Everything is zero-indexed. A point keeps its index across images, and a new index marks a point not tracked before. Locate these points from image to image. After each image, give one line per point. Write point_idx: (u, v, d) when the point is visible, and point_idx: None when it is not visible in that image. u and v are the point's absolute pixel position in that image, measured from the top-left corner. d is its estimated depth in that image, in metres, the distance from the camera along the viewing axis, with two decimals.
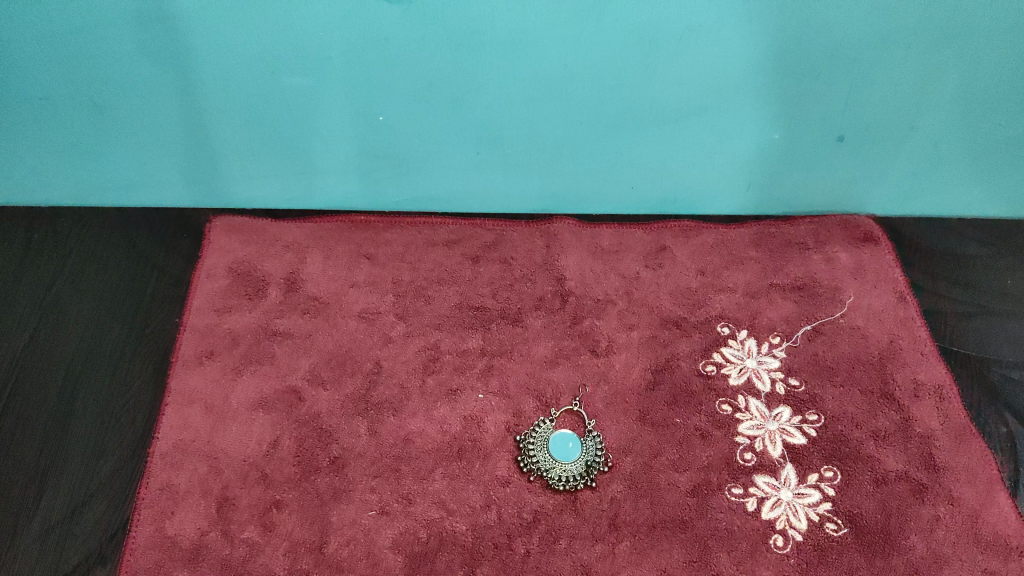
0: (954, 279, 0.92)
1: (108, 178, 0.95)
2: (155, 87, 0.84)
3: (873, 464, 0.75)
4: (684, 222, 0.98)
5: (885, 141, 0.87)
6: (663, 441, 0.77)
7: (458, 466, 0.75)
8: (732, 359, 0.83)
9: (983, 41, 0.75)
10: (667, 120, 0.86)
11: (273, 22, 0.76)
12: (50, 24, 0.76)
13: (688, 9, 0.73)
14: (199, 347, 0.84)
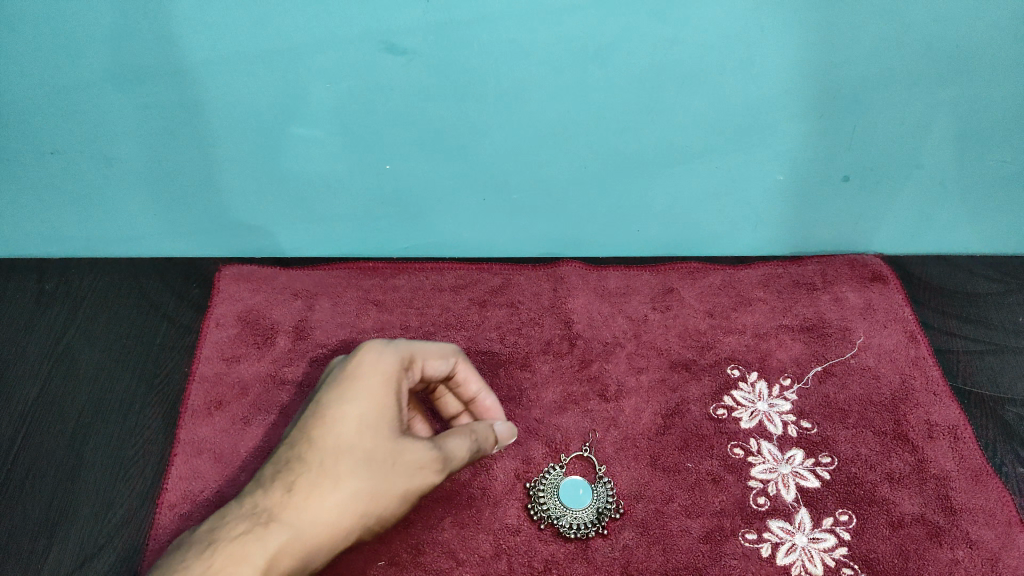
0: (964, 317, 0.91)
1: (118, 229, 0.97)
2: (163, 140, 0.85)
3: (888, 507, 0.73)
4: (693, 264, 0.98)
5: (888, 180, 0.88)
6: (675, 487, 0.75)
7: (468, 515, 0.74)
8: (743, 403, 0.82)
9: (981, 77, 0.77)
10: (672, 162, 0.87)
11: (282, 77, 0.78)
12: (61, 79, 0.78)
13: (690, 52, 0.75)
14: (208, 397, 0.85)
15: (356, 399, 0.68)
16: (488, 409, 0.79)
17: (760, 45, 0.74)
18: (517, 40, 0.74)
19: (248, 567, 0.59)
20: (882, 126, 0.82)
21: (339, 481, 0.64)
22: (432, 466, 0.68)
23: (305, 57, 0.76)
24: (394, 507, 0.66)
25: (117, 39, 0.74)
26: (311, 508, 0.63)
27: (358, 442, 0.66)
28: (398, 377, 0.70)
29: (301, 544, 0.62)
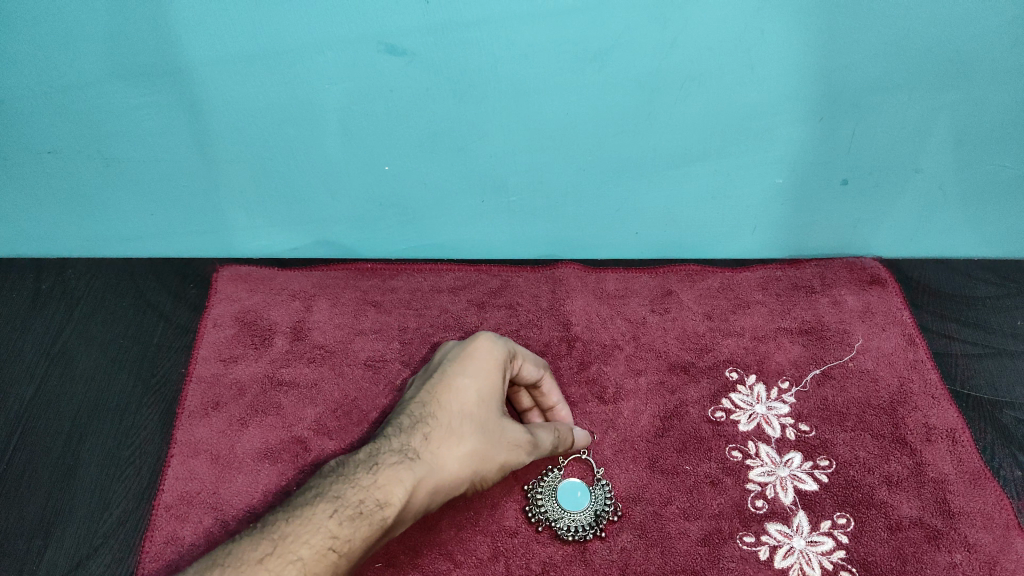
0: (963, 320, 0.91)
1: (116, 230, 0.96)
2: (162, 141, 0.85)
3: (886, 510, 0.72)
4: (691, 266, 0.98)
5: (887, 184, 0.88)
6: (673, 490, 0.75)
7: (465, 517, 0.74)
8: (741, 406, 0.82)
9: (980, 81, 0.77)
10: (671, 165, 0.87)
11: (282, 79, 0.78)
12: (60, 79, 0.78)
13: (688, 56, 0.75)
14: (205, 398, 0.84)
15: (475, 384, 0.71)
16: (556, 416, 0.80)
17: (759, 49, 0.74)
18: (517, 42, 0.74)
19: (391, 509, 0.63)
20: (880, 130, 0.82)
21: (463, 441, 0.68)
22: (527, 450, 0.72)
23: (304, 58, 0.76)
24: (497, 474, 0.71)
25: (115, 39, 0.74)
26: (439, 463, 0.67)
27: (477, 415, 0.70)
28: (507, 371, 0.73)
29: (435, 487, 0.67)
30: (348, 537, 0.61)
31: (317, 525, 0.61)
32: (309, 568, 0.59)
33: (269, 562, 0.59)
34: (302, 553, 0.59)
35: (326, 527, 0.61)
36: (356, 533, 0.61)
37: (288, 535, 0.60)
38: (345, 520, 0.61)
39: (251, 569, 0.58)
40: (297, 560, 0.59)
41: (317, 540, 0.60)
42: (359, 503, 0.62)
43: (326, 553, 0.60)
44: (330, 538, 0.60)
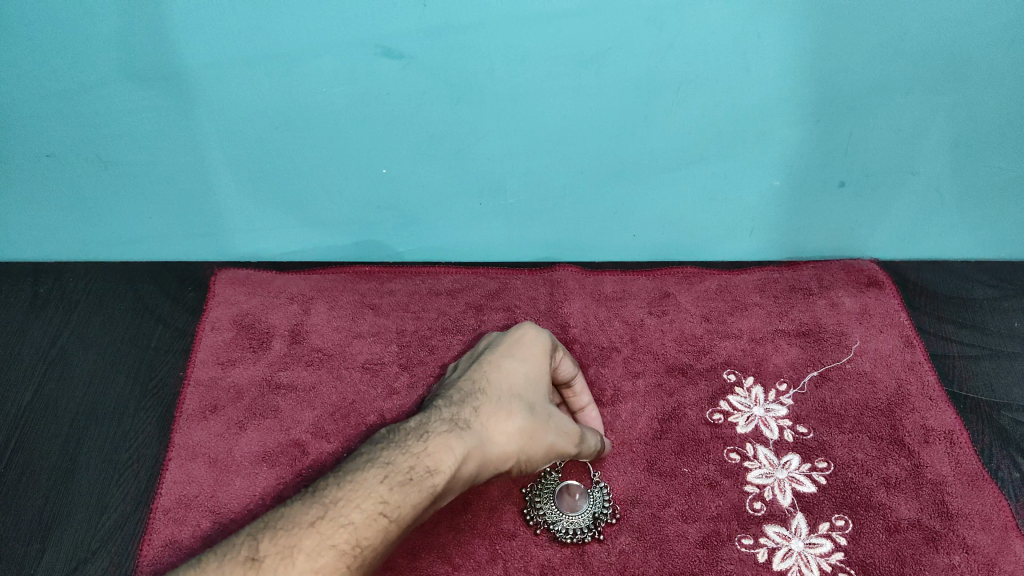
0: (960, 322, 0.91)
1: (114, 233, 0.96)
2: (160, 144, 0.85)
3: (884, 512, 0.72)
4: (688, 268, 0.98)
5: (884, 186, 0.88)
6: (672, 492, 0.75)
7: (464, 519, 0.74)
8: (739, 408, 0.82)
9: (976, 83, 0.77)
10: (669, 167, 0.87)
11: (280, 82, 0.78)
12: (58, 82, 0.79)
13: (686, 59, 0.75)
14: (203, 401, 0.84)
15: (521, 367, 0.71)
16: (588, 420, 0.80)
17: (757, 52, 0.74)
18: (515, 46, 0.74)
19: (441, 476, 0.62)
20: (878, 132, 0.82)
21: (509, 417, 0.67)
22: (571, 435, 0.71)
23: (303, 61, 0.76)
24: (544, 456, 0.69)
25: (114, 43, 0.74)
26: (486, 439, 0.66)
27: (521, 395, 0.69)
28: (549, 359, 0.73)
29: (481, 462, 0.65)
30: (398, 501, 0.60)
31: (368, 488, 0.61)
32: (360, 532, 0.59)
33: (319, 526, 0.59)
34: (352, 516, 0.59)
35: (377, 492, 0.60)
36: (407, 499, 0.60)
37: (339, 499, 0.60)
38: (395, 484, 0.61)
39: (302, 533, 0.58)
40: (348, 522, 0.59)
41: (368, 504, 0.60)
42: (409, 469, 0.62)
43: (375, 517, 0.59)
44: (381, 502, 0.60)
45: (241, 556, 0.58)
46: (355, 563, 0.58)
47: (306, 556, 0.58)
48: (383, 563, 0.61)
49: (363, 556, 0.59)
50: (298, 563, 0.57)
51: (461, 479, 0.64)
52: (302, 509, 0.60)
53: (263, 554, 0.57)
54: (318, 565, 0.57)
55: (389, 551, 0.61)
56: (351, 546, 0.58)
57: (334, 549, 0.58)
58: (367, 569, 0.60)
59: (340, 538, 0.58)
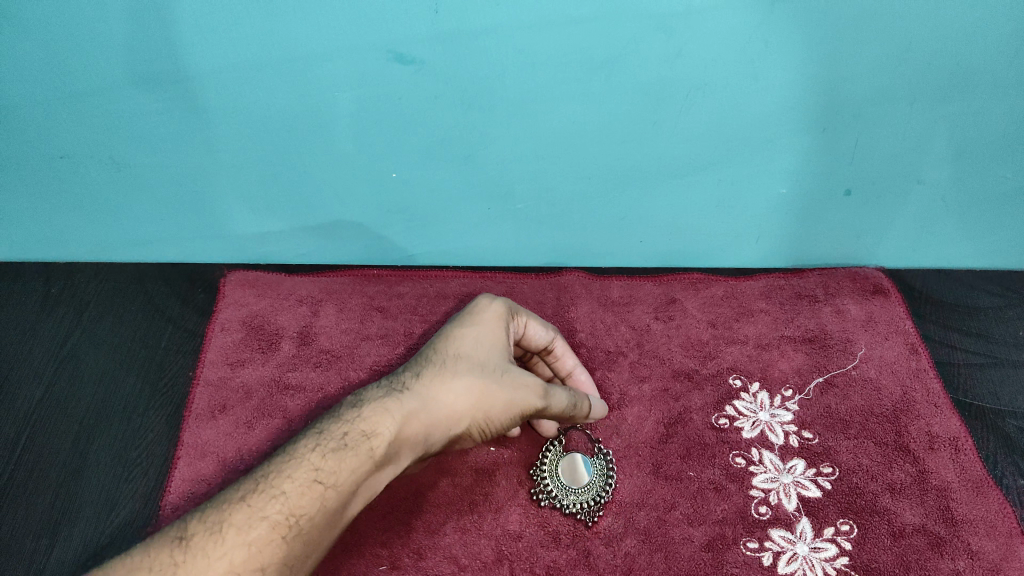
0: (965, 329, 0.91)
1: (125, 235, 0.97)
2: (171, 146, 0.86)
3: (889, 517, 0.73)
4: (695, 274, 0.99)
5: (890, 194, 0.89)
6: (677, 495, 0.75)
7: (470, 520, 0.74)
8: (745, 413, 0.82)
9: (982, 94, 0.78)
10: (676, 174, 0.88)
11: (292, 86, 0.79)
12: (73, 85, 0.80)
13: (694, 67, 0.76)
14: (212, 401, 0.85)
15: (474, 330, 0.73)
16: (581, 385, 0.83)
17: (763, 61, 0.75)
18: (524, 52, 0.75)
19: (380, 440, 0.64)
20: (884, 141, 0.83)
21: (455, 378, 0.69)
22: (535, 389, 0.71)
23: (314, 66, 0.77)
24: (503, 413, 0.69)
25: (129, 46, 0.76)
26: (433, 399, 0.67)
27: (472, 355, 0.71)
28: (507, 322, 0.75)
29: (430, 421, 0.67)
30: (334, 467, 0.62)
31: (301, 460, 0.63)
32: (292, 502, 0.61)
33: (251, 500, 0.61)
34: (285, 487, 0.61)
35: (310, 462, 0.63)
36: (342, 463, 0.62)
37: (272, 473, 0.62)
38: (331, 451, 0.63)
39: (235, 507, 0.60)
40: (282, 494, 0.61)
41: (301, 475, 0.62)
42: (343, 436, 0.64)
43: (310, 484, 0.61)
44: (315, 471, 0.62)
45: (171, 537, 0.60)
46: (292, 533, 0.60)
47: (237, 530, 0.59)
48: (332, 535, 0.63)
49: (299, 525, 0.60)
50: (229, 537, 0.59)
51: (407, 440, 0.66)
52: (237, 488, 0.62)
53: (193, 532, 0.59)
54: (251, 536, 0.59)
55: (335, 520, 0.62)
56: (284, 516, 0.60)
57: (267, 521, 0.60)
58: (310, 539, 0.61)
59: (273, 510, 0.60)
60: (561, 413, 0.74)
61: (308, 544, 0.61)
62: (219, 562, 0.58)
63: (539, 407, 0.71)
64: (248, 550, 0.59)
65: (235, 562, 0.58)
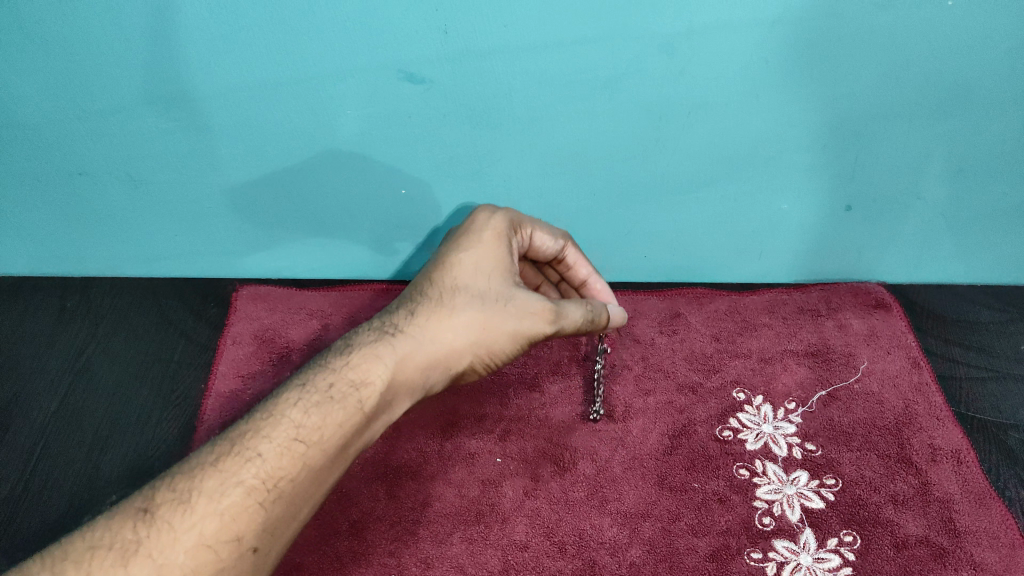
0: (965, 344, 0.92)
1: (138, 249, 0.99)
2: (182, 162, 0.88)
3: (892, 528, 0.73)
4: (699, 289, 1.00)
5: (891, 212, 0.90)
6: (682, 506, 0.76)
7: (477, 530, 0.74)
8: (748, 425, 0.83)
9: (981, 112, 0.80)
10: (681, 192, 0.89)
11: (305, 105, 0.81)
12: (92, 101, 0.83)
13: (698, 86, 0.78)
14: (223, 413, 0.86)
15: (472, 257, 0.72)
16: (597, 292, 0.82)
17: (764, 80, 0.78)
18: (532, 72, 0.77)
19: (371, 389, 0.64)
20: (884, 158, 0.85)
21: (454, 314, 0.69)
22: (540, 316, 0.71)
23: (327, 85, 0.79)
24: (506, 344, 0.71)
25: (146, 66, 0.79)
26: (431, 337, 0.68)
27: (472, 286, 0.71)
28: (510, 240, 0.74)
29: (429, 359, 0.68)
30: (318, 422, 0.61)
31: (280, 418, 0.61)
32: (270, 465, 0.59)
33: (223, 464, 0.58)
34: (261, 449, 0.59)
35: (291, 420, 0.61)
36: (328, 417, 0.62)
37: (247, 433, 0.60)
38: (314, 405, 0.62)
39: (206, 471, 0.58)
40: (258, 457, 0.59)
41: (280, 437, 0.60)
42: (329, 388, 0.63)
43: (290, 444, 0.60)
44: (296, 429, 0.61)
45: (133, 509, 0.56)
46: (270, 497, 0.58)
47: (207, 499, 0.57)
48: (317, 493, 0.62)
49: (278, 488, 0.59)
50: (199, 507, 0.56)
51: (406, 381, 0.67)
52: (207, 451, 0.59)
53: (159, 503, 0.56)
54: (223, 505, 0.57)
55: (320, 480, 0.62)
56: (261, 480, 0.58)
57: (242, 488, 0.58)
58: (290, 500, 0.60)
59: (247, 474, 0.58)
60: (571, 334, 0.75)
61: (287, 507, 0.60)
62: (189, 534, 0.55)
63: (548, 331, 0.72)
64: (221, 521, 0.56)
65: (206, 534, 0.56)
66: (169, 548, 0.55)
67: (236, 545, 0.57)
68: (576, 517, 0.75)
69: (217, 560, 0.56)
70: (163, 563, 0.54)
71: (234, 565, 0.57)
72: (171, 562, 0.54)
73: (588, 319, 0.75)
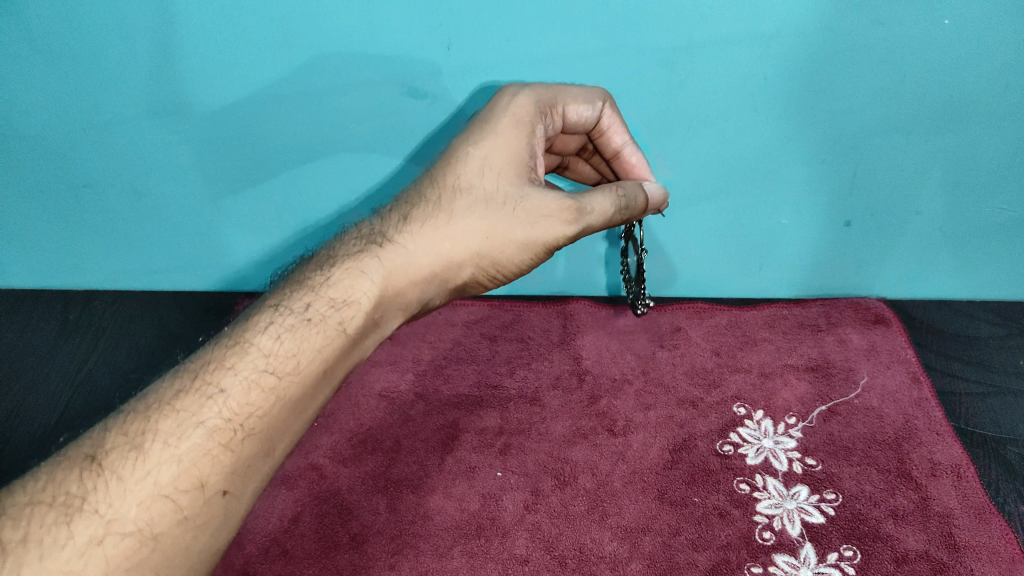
0: (966, 359, 0.92)
1: (140, 263, 1.00)
2: (180, 174, 0.89)
3: (892, 543, 0.71)
4: (699, 304, 1.01)
5: (889, 227, 0.91)
6: (683, 521, 0.74)
7: (477, 544, 0.73)
8: (748, 440, 0.83)
9: (979, 125, 0.81)
10: (681, 205, 0.90)
11: (308, 120, 0.84)
12: (96, 112, 0.85)
13: (699, 99, 0.81)
14: None
15: (482, 153, 0.64)
16: (633, 166, 0.74)
17: (762, 93, 0.80)
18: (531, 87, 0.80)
19: (356, 308, 0.57)
20: (882, 172, 0.86)
21: (458, 219, 0.62)
22: (557, 217, 0.63)
23: (331, 98, 0.82)
24: (514, 251, 0.63)
25: (149, 76, 0.82)
26: (428, 248, 0.62)
27: (478, 187, 0.63)
28: (533, 125, 0.66)
29: (428, 271, 0.62)
30: (294, 347, 0.53)
31: (247, 346, 0.52)
32: (236, 402, 0.50)
33: (181, 402, 0.49)
34: (224, 385, 0.50)
35: (260, 348, 0.52)
36: (305, 341, 0.54)
37: (206, 367, 0.51)
38: (289, 329, 0.54)
39: (159, 413, 0.48)
40: (221, 393, 0.50)
41: (246, 368, 0.51)
42: (306, 308, 0.55)
43: (259, 376, 0.51)
44: (265, 359, 0.52)
45: (79, 454, 0.46)
46: (238, 438, 0.49)
47: (163, 444, 0.47)
48: (302, 424, 0.54)
49: (247, 428, 0.50)
50: (152, 454, 0.46)
51: (398, 296, 0.61)
52: (158, 387, 0.50)
53: (107, 449, 0.46)
54: (182, 450, 0.47)
55: (302, 409, 0.54)
56: (227, 419, 0.49)
57: (205, 429, 0.48)
58: (266, 436, 0.51)
59: (209, 415, 0.49)
60: (594, 233, 0.67)
61: (263, 445, 0.51)
62: (143, 483, 0.45)
63: (569, 232, 0.64)
64: (179, 466, 0.46)
65: (163, 482, 0.46)
66: (119, 501, 0.44)
67: (199, 493, 0.47)
68: (577, 532, 0.73)
69: (179, 510, 0.46)
70: (112, 519, 0.44)
71: (201, 513, 0.47)
72: (122, 518, 0.44)
73: (616, 209, 0.66)
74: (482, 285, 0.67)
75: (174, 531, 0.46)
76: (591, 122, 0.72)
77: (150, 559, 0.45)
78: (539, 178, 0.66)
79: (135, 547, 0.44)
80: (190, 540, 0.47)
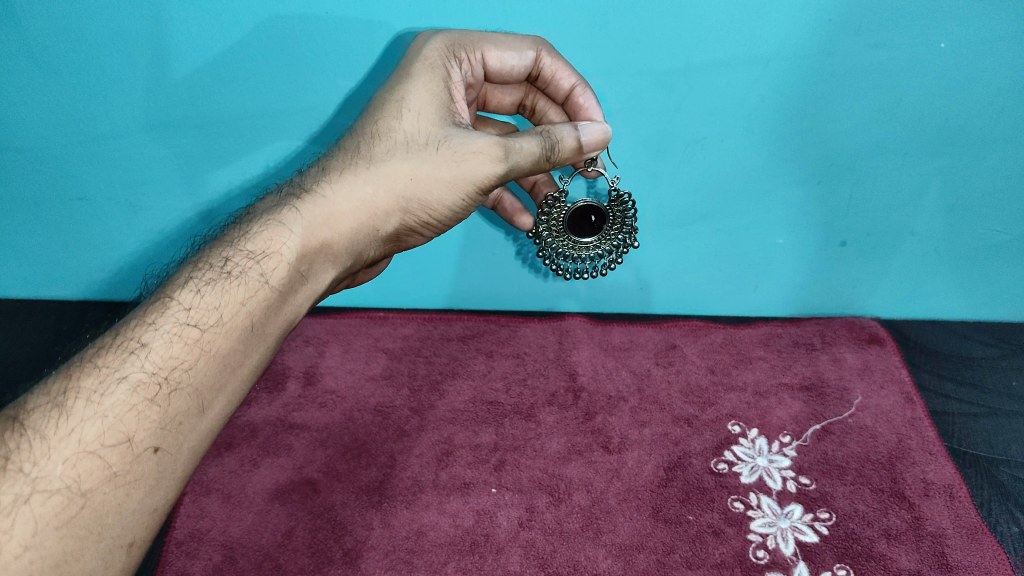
0: (960, 379, 0.92)
1: (133, 271, 1.02)
2: (172, 185, 0.93)
3: (886, 564, 0.70)
4: (695, 321, 1.02)
5: (883, 246, 0.92)
6: (676, 539, 0.74)
7: (471, 560, 0.73)
8: (743, 458, 0.83)
9: (977, 148, 0.82)
10: (680, 223, 0.92)
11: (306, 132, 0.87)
12: (96, 126, 0.88)
13: (697, 120, 0.82)
14: (218, 439, 0.87)
15: (398, 98, 0.63)
16: (583, 107, 0.74)
17: (758, 114, 0.81)
18: None
19: (277, 259, 0.55)
20: (877, 194, 0.87)
21: (381, 167, 0.61)
22: (484, 153, 0.61)
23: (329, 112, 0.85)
24: (444, 195, 0.62)
25: (147, 93, 0.85)
26: (350, 195, 0.60)
27: (397, 131, 0.62)
28: (447, 68, 0.66)
29: (353, 218, 0.60)
30: (217, 300, 0.51)
31: (168, 302, 0.51)
32: (159, 357, 0.48)
33: (102, 362, 0.47)
34: (145, 340, 0.49)
35: (181, 302, 0.51)
36: (228, 292, 0.52)
37: (125, 328, 0.49)
38: (208, 283, 0.52)
39: (80, 372, 0.47)
40: (143, 347, 0.48)
41: (167, 323, 0.50)
42: (227, 263, 0.54)
43: (183, 328, 0.50)
44: (186, 312, 0.51)
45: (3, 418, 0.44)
46: (164, 393, 0.48)
47: (86, 402, 0.45)
48: (240, 382, 0.52)
49: (173, 381, 0.48)
50: (76, 412, 0.45)
51: (325, 245, 0.58)
52: (84, 350, 0.49)
53: (29, 409, 0.45)
54: (106, 406, 0.46)
55: (236, 364, 0.52)
56: (149, 375, 0.47)
57: (127, 383, 0.47)
58: (196, 390, 0.49)
59: (131, 370, 0.47)
60: (526, 176, 0.65)
61: (194, 400, 0.49)
62: (68, 441, 0.44)
63: (500, 170, 0.62)
64: (104, 422, 0.45)
65: (89, 439, 0.44)
66: (43, 460, 0.43)
67: (127, 449, 0.45)
68: (571, 549, 0.73)
69: (107, 467, 0.45)
70: (38, 477, 0.43)
71: (132, 469, 0.45)
72: (47, 476, 0.43)
73: (547, 148, 0.63)
74: (416, 235, 0.66)
75: (104, 488, 0.44)
76: (524, 69, 0.71)
77: (82, 515, 0.43)
78: (463, 123, 0.65)
79: (63, 505, 0.43)
80: (123, 498, 0.45)
